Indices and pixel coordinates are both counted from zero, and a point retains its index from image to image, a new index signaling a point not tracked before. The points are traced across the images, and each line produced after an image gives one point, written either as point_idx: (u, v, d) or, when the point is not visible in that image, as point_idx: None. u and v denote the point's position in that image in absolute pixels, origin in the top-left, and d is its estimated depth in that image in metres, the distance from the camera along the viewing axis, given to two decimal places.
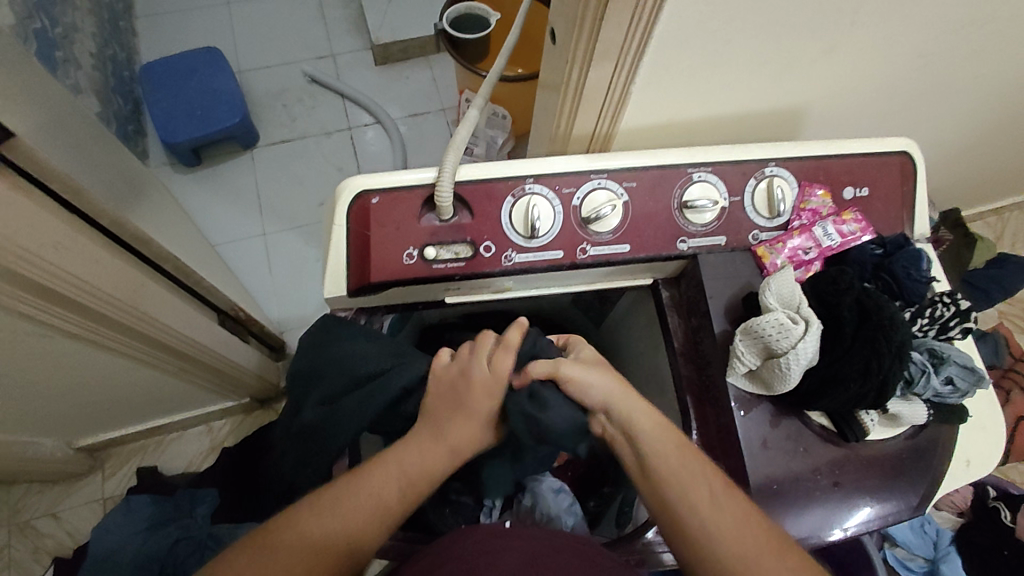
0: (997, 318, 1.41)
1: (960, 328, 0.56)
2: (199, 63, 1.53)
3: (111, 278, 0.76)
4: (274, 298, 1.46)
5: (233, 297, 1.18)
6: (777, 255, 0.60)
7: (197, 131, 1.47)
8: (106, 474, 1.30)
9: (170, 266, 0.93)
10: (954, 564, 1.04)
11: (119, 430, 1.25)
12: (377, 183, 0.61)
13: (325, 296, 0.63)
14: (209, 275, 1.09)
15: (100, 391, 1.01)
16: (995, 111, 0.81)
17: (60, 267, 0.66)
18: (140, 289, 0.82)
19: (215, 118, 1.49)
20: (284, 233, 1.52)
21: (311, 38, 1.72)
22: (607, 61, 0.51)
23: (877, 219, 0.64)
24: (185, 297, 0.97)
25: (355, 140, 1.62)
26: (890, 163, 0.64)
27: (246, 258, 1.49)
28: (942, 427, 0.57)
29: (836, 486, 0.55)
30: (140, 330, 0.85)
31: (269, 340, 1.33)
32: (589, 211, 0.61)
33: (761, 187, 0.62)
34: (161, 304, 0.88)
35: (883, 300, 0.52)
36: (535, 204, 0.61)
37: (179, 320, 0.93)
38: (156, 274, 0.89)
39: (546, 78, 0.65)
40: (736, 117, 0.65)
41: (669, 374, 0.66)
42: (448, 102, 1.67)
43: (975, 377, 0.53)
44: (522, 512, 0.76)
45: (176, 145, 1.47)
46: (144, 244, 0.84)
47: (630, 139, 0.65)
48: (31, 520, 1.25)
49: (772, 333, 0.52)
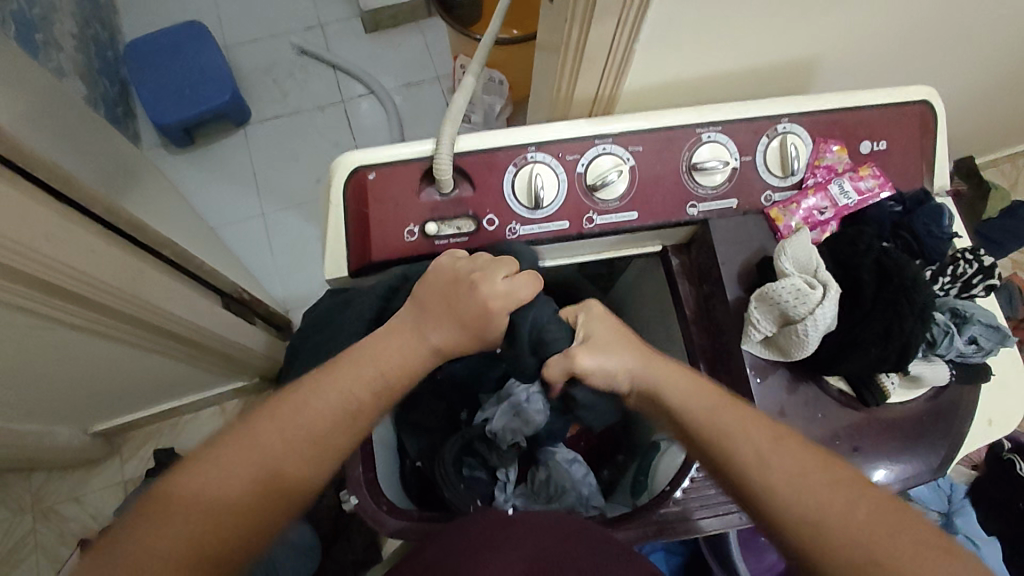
0: (1012, 268, 1.39)
1: (984, 285, 0.54)
2: (184, 39, 1.49)
3: (108, 266, 0.74)
4: (277, 278, 1.45)
5: (236, 279, 1.16)
6: (791, 217, 0.58)
7: (188, 110, 1.43)
8: (124, 457, 1.32)
9: (169, 251, 0.91)
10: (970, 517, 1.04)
11: (133, 415, 1.26)
12: (373, 158, 0.59)
13: (326, 277, 0.61)
14: (209, 259, 1.08)
15: (110, 379, 1.01)
16: (1015, 54, 0.77)
17: (54, 257, 0.65)
18: (139, 276, 0.80)
19: (205, 96, 1.45)
20: (283, 211, 1.50)
21: (298, 7, 1.66)
22: (610, 17, 0.48)
23: (895, 174, 0.61)
24: (186, 282, 0.96)
25: (349, 112, 1.58)
26: (909, 113, 0.61)
27: (246, 237, 1.48)
28: (964, 387, 0.55)
29: (856, 451, 0.54)
30: (143, 318, 0.84)
31: (275, 321, 1.32)
32: (595, 178, 0.59)
33: (774, 145, 0.59)
34: (162, 290, 0.86)
35: (904, 260, 0.50)
36: (538, 173, 0.58)
37: (182, 305, 0.92)
38: (155, 260, 0.87)
39: (544, 38, 0.62)
40: (746, 72, 0.61)
41: (681, 343, 0.65)
42: (443, 69, 1.62)
43: (999, 336, 0.51)
44: (537, 484, 0.76)
45: (167, 126, 1.44)
46: (140, 230, 0.83)
47: (634, 101, 0.62)
48: (54, 506, 1.27)
49: (789, 299, 0.50)
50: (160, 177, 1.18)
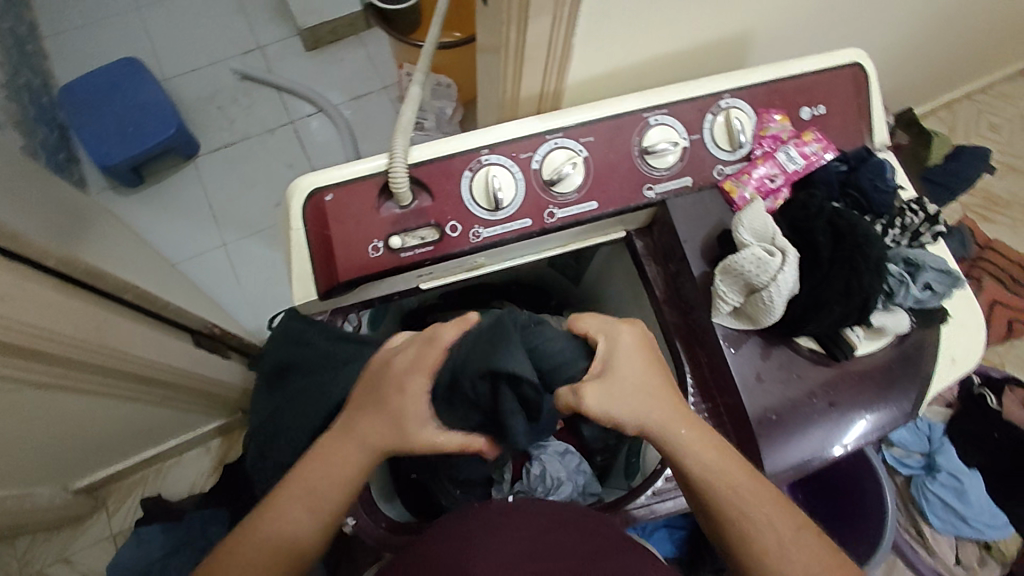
0: (961, 210, 1.44)
1: (931, 233, 0.57)
2: (121, 76, 1.45)
3: (70, 318, 0.72)
4: (247, 307, 1.42)
5: (205, 315, 1.14)
6: (744, 187, 0.60)
7: (133, 149, 1.40)
8: (111, 510, 1.28)
9: (133, 295, 0.89)
10: (949, 454, 1.08)
11: (115, 466, 1.22)
12: (329, 179, 0.59)
13: (296, 302, 0.61)
14: (175, 298, 1.05)
15: (85, 432, 0.98)
16: (936, 6, 0.80)
17: (12, 316, 0.63)
18: (104, 324, 0.78)
19: (150, 132, 1.42)
20: (245, 239, 1.47)
21: (234, 31, 1.63)
22: (545, 14, 0.49)
23: (837, 136, 0.63)
24: (153, 324, 0.94)
25: (300, 132, 1.56)
26: (843, 77, 0.64)
27: (209, 270, 1.45)
28: (925, 331, 0.58)
29: (833, 406, 0.56)
30: (113, 366, 0.82)
31: (250, 351, 1.30)
32: (552, 172, 0.59)
33: (719, 120, 0.61)
34: (130, 336, 0.85)
35: (854, 218, 0.52)
36: (495, 175, 0.59)
37: (152, 348, 0.90)
38: (117, 306, 0.85)
39: (485, 40, 0.62)
40: (685, 52, 0.63)
41: (656, 323, 0.66)
42: (389, 79, 1.61)
43: (951, 279, 0.54)
44: (534, 481, 0.74)
45: (114, 166, 1.40)
46: (99, 278, 0.81)
47: (580, 92, 0.63)
48: (44, 569, 1.24)
49: (751, 269, 0.52)
50: (113, 221, 1.15)
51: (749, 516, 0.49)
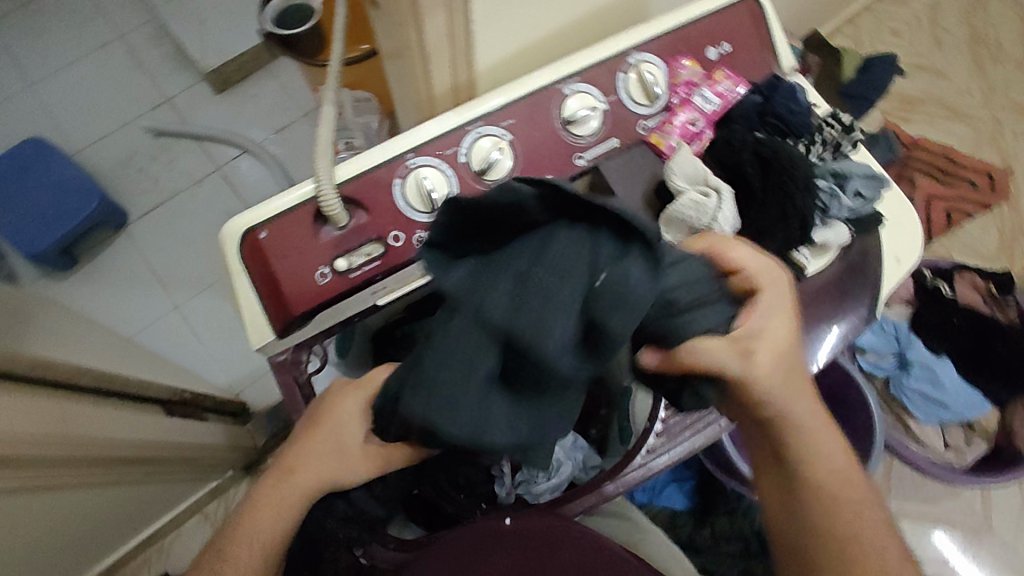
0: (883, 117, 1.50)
1: (850, 142, 0.60)
2: (30, 159, 1.40)
3: (24, 416, 0.69)
4: (214, 364, 1.38)
5: (171, 381, 1.11)
6: (669, 137, 0.61)
7: (58, 230, 1.34)
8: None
9: (89, 378, 0.86)
10: (918, 348, 1.13)
11: (113, 556, 1.18)
12: (255, 215, 0.58)
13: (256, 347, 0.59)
14: (135, 371, 1.02)
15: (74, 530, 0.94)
16: None
17: None
18: (62, 417, 0.75)
19: (71, 210, 1.36)
20: (196, 297, 1.43)
21: (137, 89, 1.58)
22: (438, 7, 0.48)
23: (747, 69, 0.65)
24: (122, 405, 0.91)
25: (229, 177, 1.52)
26: (740, 11, 0.65)
27: (166, 337, 1.40)
28: (865, 237, 0.60)
29: None
30: (83, 454, 0.79)
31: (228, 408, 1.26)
32: (484, 161, 0.59)
33: (632, 77, 0.62)
34: (95, 420, 0.81)
35: (778, 144, 0.54)
36: (428, 175, 0.59)
37: (122, 429, 0.87)
38: (77, 396, 0.82)
39: (387, 46, 0.62)
40: (585, 19, 0.63)
41: None
42: (307, 105, 1.58)
43: (878, 183, 0.56)
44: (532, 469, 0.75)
45: (42, 253, 1.34)
46: (48, 369, 0.77)
47: (493, 79, 0.63)
48: None
49: (692, 215, 0.53)
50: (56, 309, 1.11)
51: (862, 533, 0.54)
